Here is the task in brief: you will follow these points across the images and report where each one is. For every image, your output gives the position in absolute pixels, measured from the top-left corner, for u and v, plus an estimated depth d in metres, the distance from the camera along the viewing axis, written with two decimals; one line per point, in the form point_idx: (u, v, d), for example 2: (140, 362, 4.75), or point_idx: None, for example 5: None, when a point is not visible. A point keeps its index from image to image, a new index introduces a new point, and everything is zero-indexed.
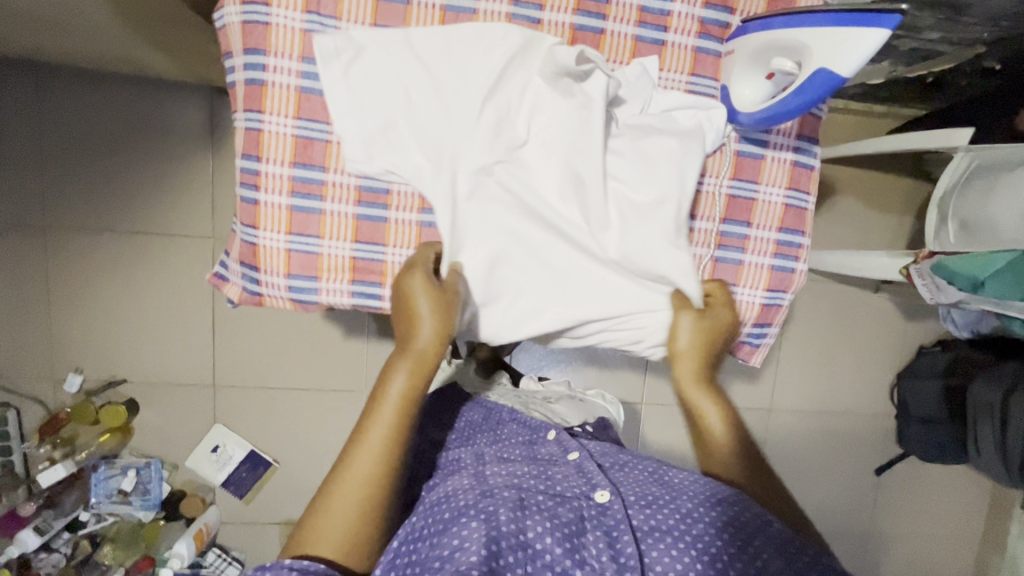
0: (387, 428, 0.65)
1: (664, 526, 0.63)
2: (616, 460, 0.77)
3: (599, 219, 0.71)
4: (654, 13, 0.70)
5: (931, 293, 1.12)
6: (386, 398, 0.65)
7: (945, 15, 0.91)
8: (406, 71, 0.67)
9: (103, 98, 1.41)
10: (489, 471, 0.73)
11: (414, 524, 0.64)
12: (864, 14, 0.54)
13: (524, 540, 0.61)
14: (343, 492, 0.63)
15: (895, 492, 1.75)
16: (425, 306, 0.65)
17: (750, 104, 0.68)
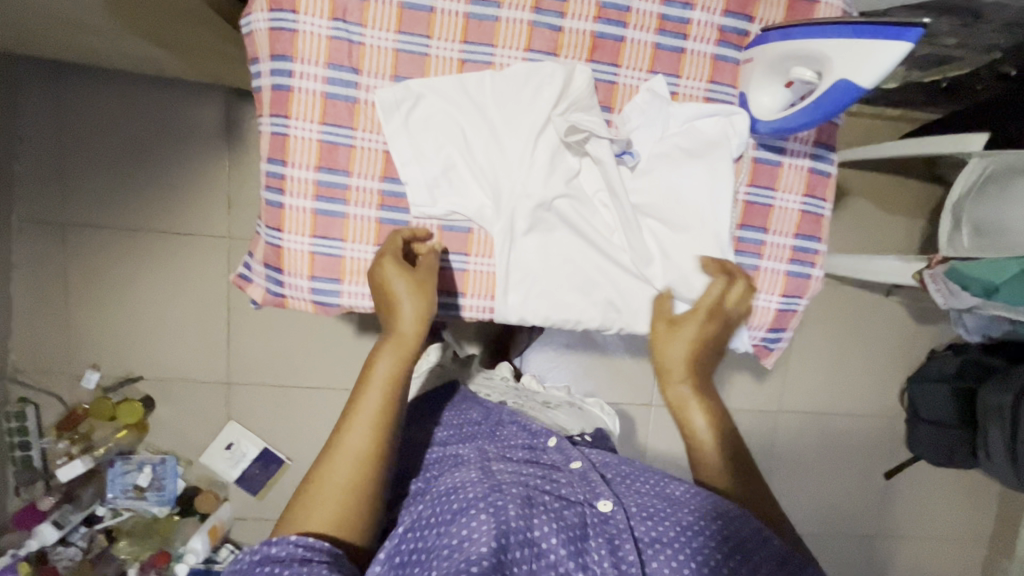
0: (373, 407, 0.65)
1: (663, 537, 0.64)
2: (618, 468, 0.76)
3: (645, 253, 0.72)
4: (674, 21, 0.71)
5: (944, 298, 1.14)
6: (370, 376, 0.66)
7: (961, 22, 0.91)
8: (462, 115, 0.70)
9: (117, 96, 1.39)
10: (495, 467, 0.74)
11: (421, 513, 0.67)
12: (886, 27, 0.55)
13: (529, 537, 0.62)
14: (334, 469, 0.62)
15: (905, 495, 1.75)
16: (403, 288, 0.67)
17: (769, 112, 0.69)
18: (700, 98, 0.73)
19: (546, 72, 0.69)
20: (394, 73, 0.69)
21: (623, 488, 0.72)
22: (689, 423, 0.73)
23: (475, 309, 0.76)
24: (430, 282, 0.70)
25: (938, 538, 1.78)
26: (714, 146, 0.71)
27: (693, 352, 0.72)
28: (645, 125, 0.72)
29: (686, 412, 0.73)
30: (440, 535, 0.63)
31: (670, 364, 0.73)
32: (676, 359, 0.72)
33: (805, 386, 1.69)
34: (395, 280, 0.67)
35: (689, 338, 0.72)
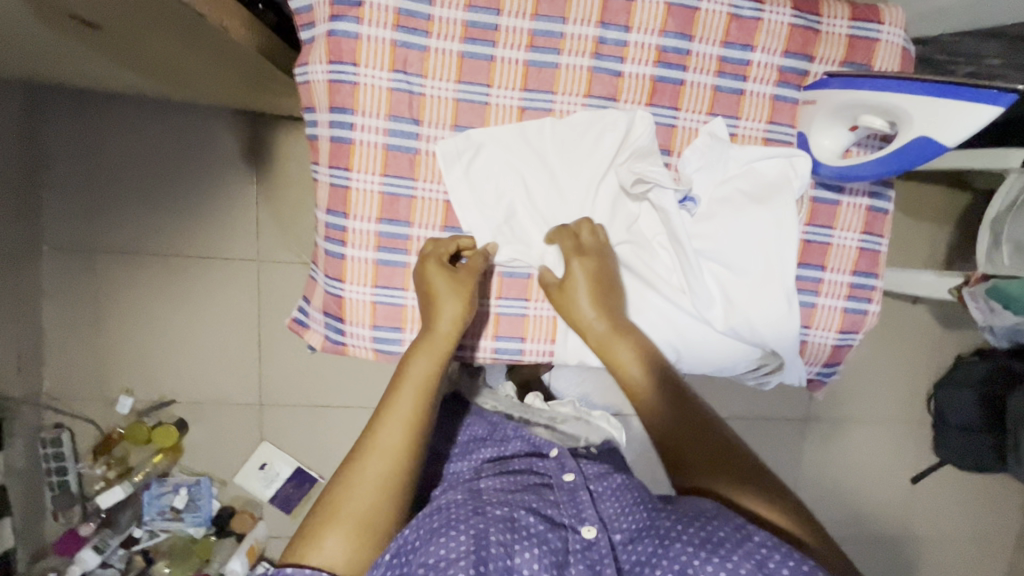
0: (406, 414, 0.62)
1: (652, 559, 0.53)
2: (609, 481, 0.63)
3: (707, 297, 0.71)
4: (733, 63, 0.70)
5: (984, 316, 1.16)
6: (405, 376, 0.64)
7: (1011, 44, 0.89)
8: (523, 163, 0.71)
9: (149, 119, 1.38)
10: (481, 489, 0.64)
11: (406, 538, 0.55)
12: (971, 90, 0.57)
13: (509, 565, 0.51)
14: (356, 482, 0.58)
15: (955, 503, 1.70)
16: (443, 286, 0.67)
17: (830, 156, 0.70)
18: (759, 139, 0.73)
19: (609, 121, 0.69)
20: (455, 122, 0.69)
21: (613, 505, 0.60)
22: (631, 384, 0.70)
23: (534, 353, 0.76)
24: (470, 284, 0.68)
25: (988, 547, 1.72)
26: (776, 189, 0.71)
27: (600, 305, 0.69)
28: (706, 168, 0.71)
29: (617, 362, 0.71)
30: (413, 557, 0.52)
31: (581, 321, 0.70)
32: (583, 313, 0.69)
33: (851, 392, 1.63)
34: (435, 278, 0.67)
35: (583, 286, 0.69)
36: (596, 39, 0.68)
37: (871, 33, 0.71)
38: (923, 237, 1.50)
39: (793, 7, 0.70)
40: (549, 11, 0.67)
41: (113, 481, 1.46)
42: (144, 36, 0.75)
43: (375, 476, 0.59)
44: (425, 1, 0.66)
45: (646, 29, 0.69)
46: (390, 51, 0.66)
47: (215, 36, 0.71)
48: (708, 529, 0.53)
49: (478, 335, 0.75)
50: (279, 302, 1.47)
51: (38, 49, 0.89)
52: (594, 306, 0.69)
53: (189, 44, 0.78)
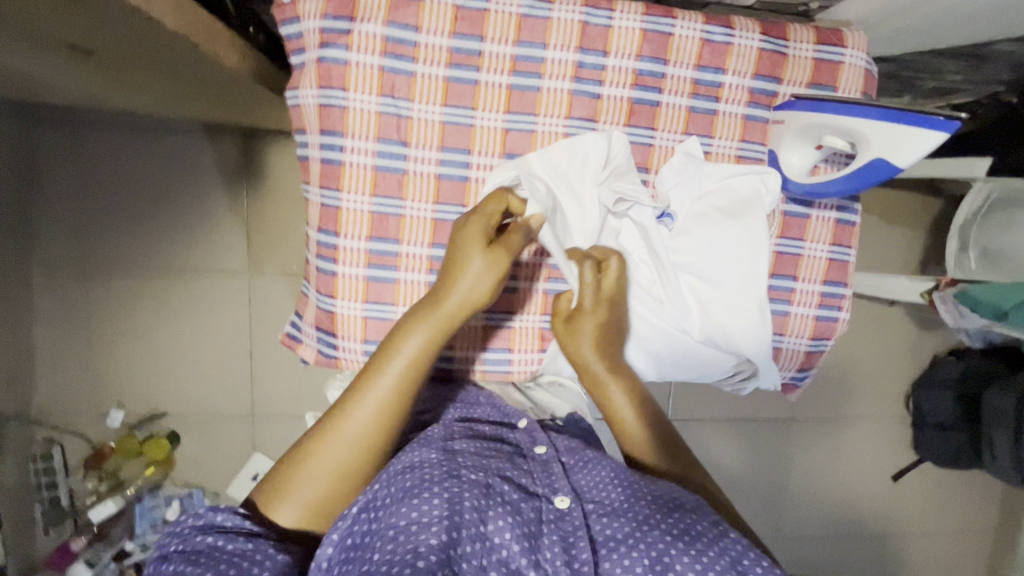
0: (365, 421, 0.62)
1: (627, 538, 0.55)
2: (583, 454, 0.66)
3: (682, 309, 0.75)
4: (706, 85, 0.74)
5: (954, 318, 1.20)
6: (387, 368, 0.63)
7: (970, 64, 0.94)
8: (517, 186, 0.72)
9: (140, 136, 1.39)
10: (458, 447, 0.65)
11: (375, 493, 0.59)
12: (926, 117, 0.61)
13: (483, 531, 0.55)
14: (310, 469, 0.61)
15: (934, 499, 1.75)
16: (475, 267, 0.65)
17: (799, 173, 0.74)
18: (732, 156, 0.76)
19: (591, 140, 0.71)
20: (442, 144, 0.72)
21: (585, 476, 0.63)
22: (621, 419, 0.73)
23: (520, 364, 0.80)
24: (504, 264, 0.65)
25: (968, 542, 1.77)
26: (749, 206, 0.74)
27: (601, 346, 0.73)
28: (682, 184, 0.75)
29: (607, 399, 0.74)
30: (383, 518, 0.56)
31: (581, 358, 0.73)
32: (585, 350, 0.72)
33: (835, 393, 1.67)
34: (470, 258, 0.65)
35: (590, 332, 0.72)
36: (575, 63, 0.72)
37: (836, 56, 0.75)
38: (899, 242, 1.55)
39: (761, 32, 0.73)
40: (530, 37, 0.71)
41: (103, 495, 1.44)
42: (139, 63, 0.77)
43: (325, 468, 0.61)
44: (411, 29, 0.69)
45: (623, 53, 0.72)
46: (378, 76, 0.69)
47: (209, 64, 0.74)
48: (682, 521, 0.56)
49: (467, 345, 0.78)
50: (270, 314, 1.49)
51: (22, 74, 0.91)
52: (597, 349, 0.73)
53: (182, 70, 0.80)
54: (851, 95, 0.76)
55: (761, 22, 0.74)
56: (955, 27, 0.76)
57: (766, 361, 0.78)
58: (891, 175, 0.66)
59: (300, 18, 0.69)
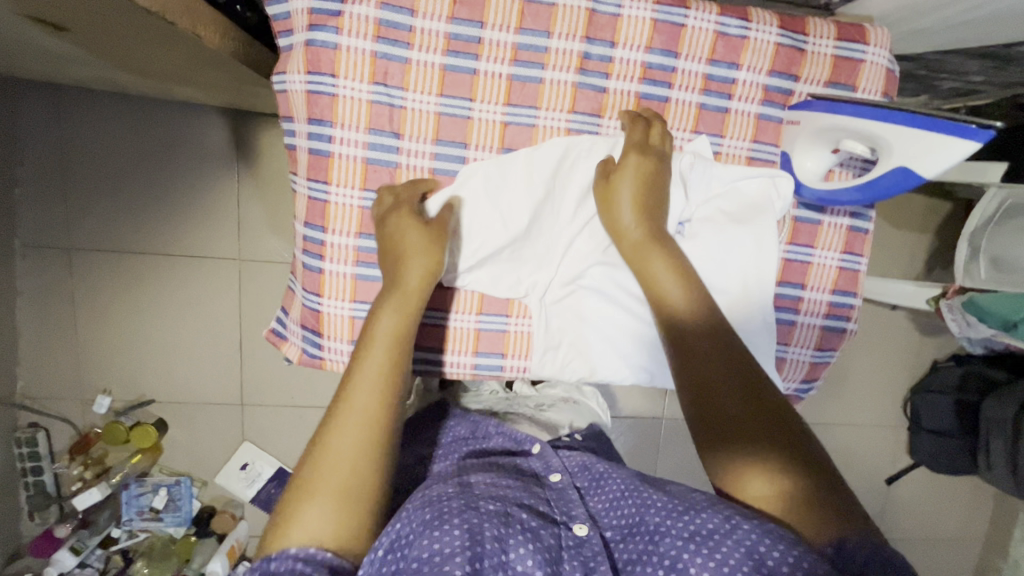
0: (377, 372, 0.57)
1: (643, 556, 0.52)
2: (596, 474, 0.65)
3: None
4: (719, 81, 0.70)
5: (960, 327, 1.17)
6: (374, 334, 0.60)
7: (993, 65, 0.89)
8: (500, 191, 0.69)
9: (129, 115, 1.34)
10: (472, 480, 0.62)
11: (399, 531, 0.51)
12: (954, 124, 0.57)
13: (504, 560, 0.49)
14: (336, 441, 0.53)
15: (930, 506, 1.73)
16: (416, 237, 0.64)
17: (813, 177, 0.70)
18: (743, 157, 0.72)
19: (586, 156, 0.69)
20: (437, 136, 0.68)
21: (601, 500, 0.61)
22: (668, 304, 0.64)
23: (513, 369, 0.77)
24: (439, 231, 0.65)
25: (962, 549, 1.76)
26: (759, 211, 0.71)
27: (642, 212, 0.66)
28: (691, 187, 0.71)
29: (652, 274, 0.65)
30: (409, 552, 0.49)
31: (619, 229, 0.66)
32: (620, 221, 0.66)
33: (836, 396, 1.64)
34: (410, 233, 0.64)
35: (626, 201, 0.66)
36: (581, 54, 0.67)
37: (857, 53, 0.71)
38: (908, 246, 1.51)
39: (779, 26, 0.69)
40: (533, 25, 0.66)
41: (90, 482, 1.41)
42: (117, 40, 0.72)
43: (350, 434, 0.54)
44: (406, 12, 0.64)
45: (632, 45, 0.68)
46: (370, 62, 0.65)
47: (190, 44, 0.69)
48: (696, 520, 0.51)
49: (458, 352, 0.74)
50: (261, 303, 1.45)
51: None
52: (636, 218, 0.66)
53: (164, 50, 0.75)
54: (871, 95, 0.72)
55: (779, 15, 0.70)
56: (983, 26, 0.71)
57: (770, 371, 0.75)
58: (916, 185, 0.62)
59: None
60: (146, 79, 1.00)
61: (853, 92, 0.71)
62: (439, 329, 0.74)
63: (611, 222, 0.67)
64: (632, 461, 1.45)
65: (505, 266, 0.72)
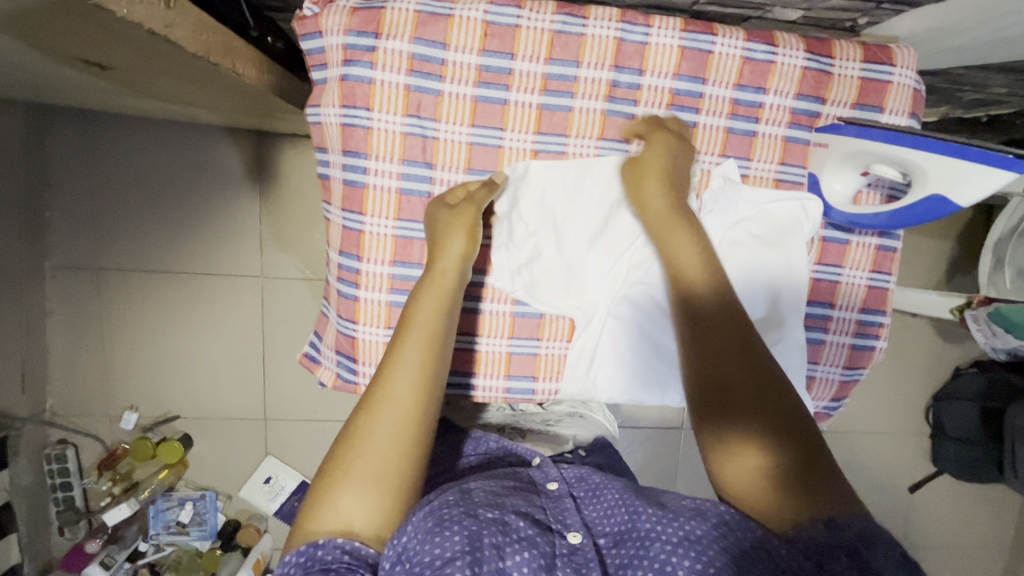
0: (414, 360, 0.59)
1: (633, 560, 0.51)
2: (591, 482, 0.64)
3: None
4: (746, 105, 0.71)
5: (986, 338, 1.16)
6: (411, 322, 0.62)
7: (1018, 77, 0.88)
8: (559, 201, 0.71)
9: (154, 137, 1.36)
10: (471, 487, 0.61)
11: (405, 544, 0.51)
12: (996, 154, 0.58)
13: (498, 567, 0.50)
14: (374, 431, 0.55)
15: (959, 514, 1.70)
16: (451, 235, 0.65)
17: (843, 201, 0.71)
18: (770, 180, 0.73)
19: None
20: (468, 166, 0.69)
21: (596, 508, 0.60)
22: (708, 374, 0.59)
23: (544, 392, 0.78)
24: (475, 225, 0.66)
25: (989, 556, 1.73)
26: (789, 233, 0.71)
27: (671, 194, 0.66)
28: (718, 211, 0.71)
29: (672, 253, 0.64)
30: (410, 557, 0.50)
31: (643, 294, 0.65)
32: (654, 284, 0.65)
33: (858, 404, 1.62)
34: (444, 223, 0.65)
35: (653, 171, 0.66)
36: (610, 82, 0.69)
37: (884, 75, 0.71)
38: (931, 254, 1.49)
39: (806, 50, 0.69)
40: (562, 55, 0.67)
41: (119, 497, 1.43)
42: (152, 77, 0.74)
43: (387, 420, 0.56)
44: (439, 46, 0.66)
45: (660, 72, 0.69)
46: (404, 95, 0.66)
47: (227, 81, 0.70)
48: (684, 526, 0.52)
49: (490, 375, 0.76)
50: (283, 318, 1.47)
51: (28, 80, 0.88)
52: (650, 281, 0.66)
53: (199, 86, 0.77)
54: (899, 116, 0.72)
55: (805, 38, 0.71)
56: (1010, 44, 0.71)
57: (800, 391, 0.75)
58: (949, 211, 0.63)
59: (322, 33, 0.66)
60: (165, 104, 1.00)
61: (880, 113, 0.72)
62: (472, 353, 0.75)
63: (636, 197, 0.67)
64: (653, 472, 1.45)
65: (543, 277, 0.73)
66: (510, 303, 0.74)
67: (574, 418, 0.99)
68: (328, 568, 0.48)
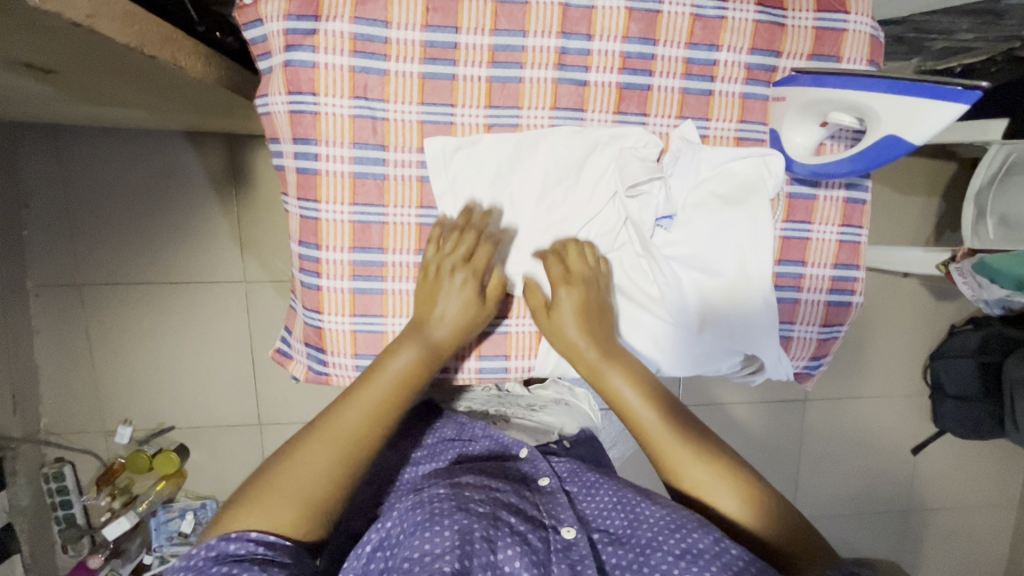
0: (373, 405, 0.61)
1: (633, 565, 0.53)
2: (584, 477, 0.65)
3: (674, 296, 0.72)
4: (700, 64, 0.69)
5: (973, 291, 1.13)
6: (389, 361, 0.64)
7: (983, 20, 0.86)
8: (509, 173, 0.70)
9: (122, 148, 1.34)
10: (462, 480, 0.62)
11: (389, 530, 0.55)
12: (947, 88, 0.57)
13: (492, 561, 0.51)
14: (311, 449, 0.58)
15: (965, 472, 1.69)
16: (450, 294, 0.67)
17: (804, 152, 0.69)
18: (731, 138, 0.72)
19: (601, 144, 0.70)
20: (421, 145, 0.68)
21: (591, 505, 0.61)
22: (627, 405, 0.67)
23: (518, 369, 0.77)
24: (479, 305, 0.68)
25: (998, 511, 1.72)
26: (751, 190, 0.71)
27: (603, 325, 0.70)
28: (679, 173, 0.70)
29: (611, 388, 0.68)
30: (398, 551, 0.52)
31: (570, 344, 0.69)
32: (574, 332, 0.68)
33: (856, 368, 1.60)
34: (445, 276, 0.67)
35: (589, 305, 0.69)
36: (559, 50, 0.67)
37: (839, 23, 0.69)
38: (917, 212, 1.46)
39: (757, 3, 0.68)
40: (508, 25, 0.66)
41: (118, 511, 1.42)
42: (98, 80, 0.72)
43: (328, 442, 0.58)
44: (381, 25, 0.64)
45: (609, 36, 0.67)
46: (350, 77, 0.65)
47: (172, 77, 0.69)
48: (687, 538, 0.52)
49: (462, 356, 0.75)
50: (269, 322, 1.46)
51: None
52: (588, 333, 0.68)
53: (150, 86, 0.76)
54: (858, 64, 0.71)
55: None
56: None
57: (776, 354, 0.74)
58: (910, 151, 0.62)
59: (263, 21, 0.65)
60: (130, 113, 0.99)
61: (838, 63, 0.70)
62: None
63: (578, 311, 0.68)
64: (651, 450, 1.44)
65: (506, 256, 0.73)
66: None
67: (561, 406, 0.94)
68: (241, 560, 0.50)
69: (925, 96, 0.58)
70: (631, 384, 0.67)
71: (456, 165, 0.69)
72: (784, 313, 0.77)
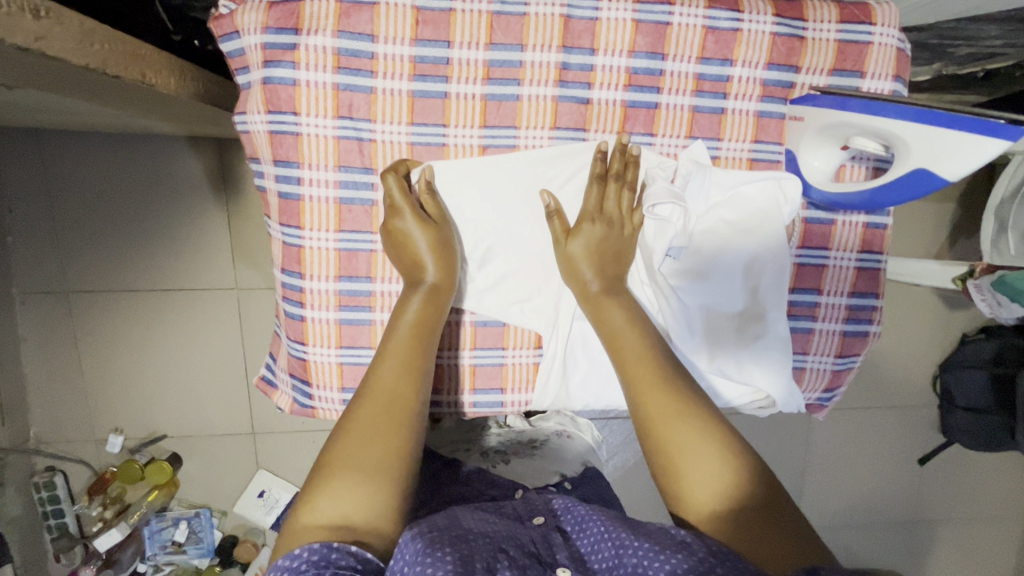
0: (395, 391, 0.55)
1: None
2: (575, 509, 0.56)
3: (681, 327, 0.67)
4: (712, 80, 0.64)
5: (991, 308, 1.09)
6: (397, 329, 0.59)
7: (1015, 27, 0.80)
8: (506, 197, 0.66)
9: (108, 152, 1.30)
10: (462, 515, 0.55)
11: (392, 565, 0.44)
12: (989, 123, 0.52)
13: None
14: (368, 415, 0.53)
15: (976, 483, 1.65)
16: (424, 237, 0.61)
17: (823, 178, 0.65)
18: (744, 160, 0.67)
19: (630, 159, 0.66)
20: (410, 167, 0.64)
21: (585, 541, 0.53)
22: (619, 344, 0.62)
23: (514, 404, 0.73)
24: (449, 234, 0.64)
25: (1009, 522, 1.68)
26: (765, 218, 0.66)
27: (605, 264, 0.64)
28: (690, 197, 0.65)
29: (607, 324, 0.63)
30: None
31: (578, 279, 0.64)
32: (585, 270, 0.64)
33: (866, 377, 1.55)
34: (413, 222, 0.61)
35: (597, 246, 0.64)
36: (559, 65, 0.62)
37: (863, 36, 0.64)
38: (932, 219, 1.41)
39: (775, 13, 0.63)
40: (504, 38, 0.61)
41: (109, 521, 1.38)
42: (66, 94, 0.68)
43: (374, 411, 0.53)
44: (367, 38, 0.60)
45: (614, 50, 0.62)
46: (333, 95, 0.60)
47: (143, 93, 0.64)
48: (671, 559, 0.46)
49: (455, 388, 0.71)
50: (261, 331, 1.42)
51: None
52: (598, 275, 0.64)
53: (123, 100, 0.71)
54: (882, 80, 0.65)
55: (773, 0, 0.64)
56: None
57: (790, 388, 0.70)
58: (940, 187, 0.57)
59: (239, 33, 0.60)
60: (109, 118, 0.94)
61: (861, 79, 0.65)
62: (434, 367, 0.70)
63: (575, 255, 0.64)
64: None
65: (502, 286, 0.69)
66: (469, 313, 0.69)
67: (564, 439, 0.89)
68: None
69: (958, 128, 0.53)
70: (630, 325, 0.62)
71: (451, 189, 0.65)
72: (797, 344, 0.73)
